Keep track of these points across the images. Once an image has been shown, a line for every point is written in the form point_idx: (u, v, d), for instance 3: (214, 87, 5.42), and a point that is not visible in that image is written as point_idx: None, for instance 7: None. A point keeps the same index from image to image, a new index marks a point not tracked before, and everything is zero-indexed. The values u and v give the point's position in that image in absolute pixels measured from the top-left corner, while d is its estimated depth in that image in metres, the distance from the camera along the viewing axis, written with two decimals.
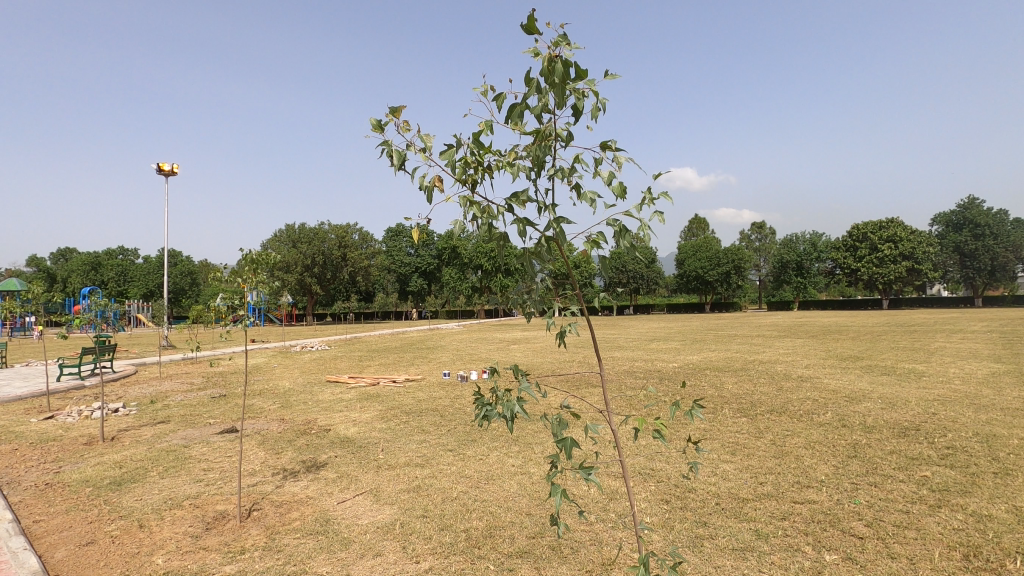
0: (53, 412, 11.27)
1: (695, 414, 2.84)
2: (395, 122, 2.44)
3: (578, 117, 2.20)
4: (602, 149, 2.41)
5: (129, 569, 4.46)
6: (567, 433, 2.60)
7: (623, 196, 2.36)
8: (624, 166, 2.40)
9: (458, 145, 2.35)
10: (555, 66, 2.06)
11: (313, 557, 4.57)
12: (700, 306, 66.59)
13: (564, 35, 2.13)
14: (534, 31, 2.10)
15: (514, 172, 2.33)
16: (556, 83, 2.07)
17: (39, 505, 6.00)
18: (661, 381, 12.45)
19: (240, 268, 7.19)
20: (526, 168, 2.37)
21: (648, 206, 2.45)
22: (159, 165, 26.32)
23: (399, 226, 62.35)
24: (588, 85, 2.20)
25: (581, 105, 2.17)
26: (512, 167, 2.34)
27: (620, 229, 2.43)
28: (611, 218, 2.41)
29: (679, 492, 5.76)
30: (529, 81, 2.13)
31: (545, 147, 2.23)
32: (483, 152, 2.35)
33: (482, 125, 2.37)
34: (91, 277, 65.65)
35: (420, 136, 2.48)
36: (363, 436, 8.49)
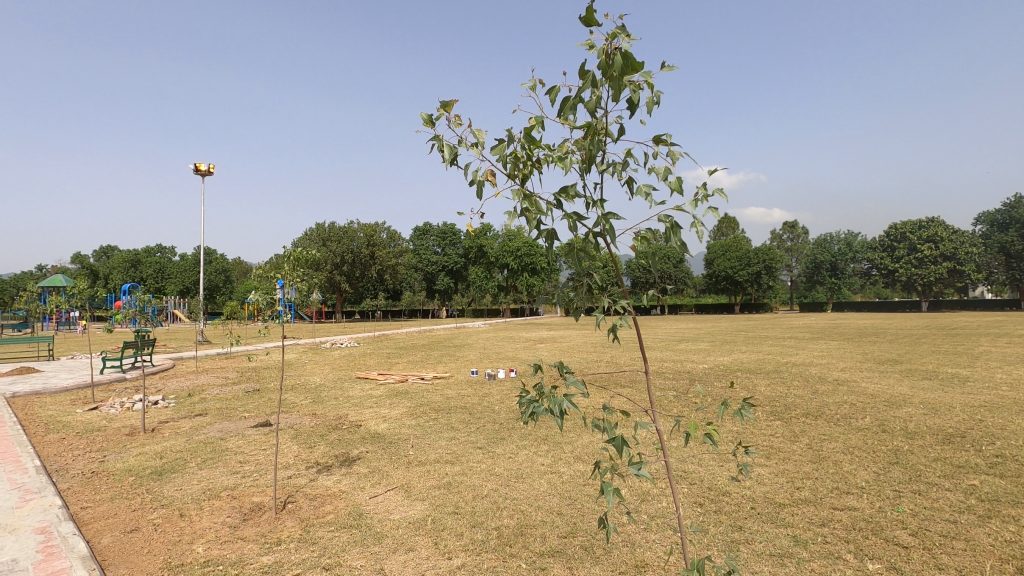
0: (96, 403, 11.72)
1: (748, 415, 2.79)
2: (447, 117, 2.44)
3: (634, 111, 2.16)
4: (656, 142, 2.35)
5: (171, 557, 4.60)
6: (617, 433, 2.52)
7: (677, 190, 2.27)
8: (679, 160, 2.33)
9: (510, 140, 2.32)
10: (615, 59, 2.01)
11: (347, 550, 4.63)
12: (729, 306, 65.19)
13: (622, 27, 2.09)
14: (592, 22, 2.06)
15: (565, 165, 2.30)
16: (614, 77, 2.01)
17: (86, 492, 6.25)
18: (690, 382, 12.27)
19: (281, 264, 7.40)
20: (578, 163, 2.34)
21: (702, 202, 2.35)
22: (196, 166, 27.10)
23: (427, 226, 62.96)
24: (644, 77, 2.13)
25: (636, 99, 2.13)
26: (563, 162, 2.31)
27: (671, 225, 2.34)
28: (663, 216, 2.33)
29: (713, 495, 5.66)
30: (584, 72, 2.10)
31: (599, 141, 2.19)
32: (534, 148, 2.33)
33: (533, 120, 2.34)
34: (130, 274, 68.01)
35: (471, 130, 2.48)
36: (393, 432, 8.59)
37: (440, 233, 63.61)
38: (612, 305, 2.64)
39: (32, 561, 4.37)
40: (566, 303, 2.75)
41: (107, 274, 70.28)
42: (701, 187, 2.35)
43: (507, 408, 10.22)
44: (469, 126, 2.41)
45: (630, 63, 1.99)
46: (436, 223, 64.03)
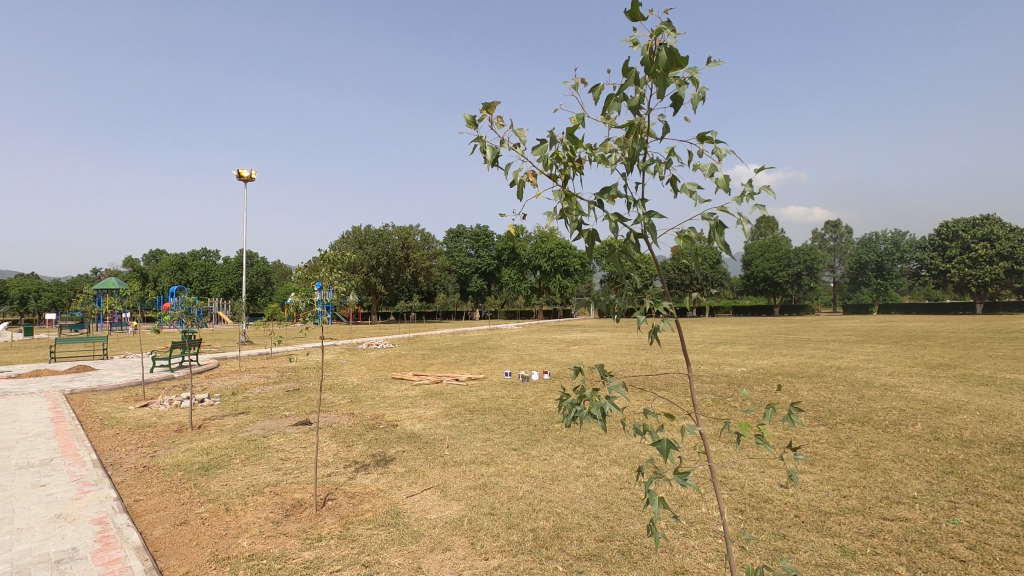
0: (147, 400, 12.24)
1: (798, 417, 2.69)
2: (489, 118, 2.47)
3: (679, 107, 2.14)
4: (701, 140, 2.30)
5: (218, 550, 4.75)
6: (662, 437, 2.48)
7: (723, 188, 2.23)
8: (724, 157, 2.28)
9: (551, 140, 2.33)
10: (660, 55, 1.99)
11: (385, 548, 4.70)
12: (768, 308, 63.58)
13: (667, 22, 2.07)
14: (638, 17, 2.04)
15: (607, 165, 2.29)
16: (659, 73, 1.99)
17: (139, 485, 6.53)
18: (729, 386, 11.98)
19: (318, 266, 7.54)
20: (620, 163, 2.32)
21: (747, 201, 2.29)
22: (239, 172, 28.03)
23: (460, 228, 63.60)
24: (689, 72, 2.10)
25: (681, 95, 2.10)
26: (605, 161, 2.30)
27: (715, 224, 2.30)
28: (708, 214, 2.29)
29: (754, 502, 5.51)
30: (627, 69, 2.09)
31: (642, 139, 2.17)
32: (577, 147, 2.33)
33: (575, 119, 2.34)
34: (178, 277, 70.93)
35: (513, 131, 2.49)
36: (428, 432, 8.70)
37: (473, 236, 64.52)
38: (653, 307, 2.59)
39: (90, 550, 4.60)
40: (609, 305, 2.72)
41: (156, 276, 73.40)
42: (749, 184, 2.30)
43: (541, 410, 10.22)
44: (511, 127, 2.43)
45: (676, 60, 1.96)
46: (469, 225, 64.56)
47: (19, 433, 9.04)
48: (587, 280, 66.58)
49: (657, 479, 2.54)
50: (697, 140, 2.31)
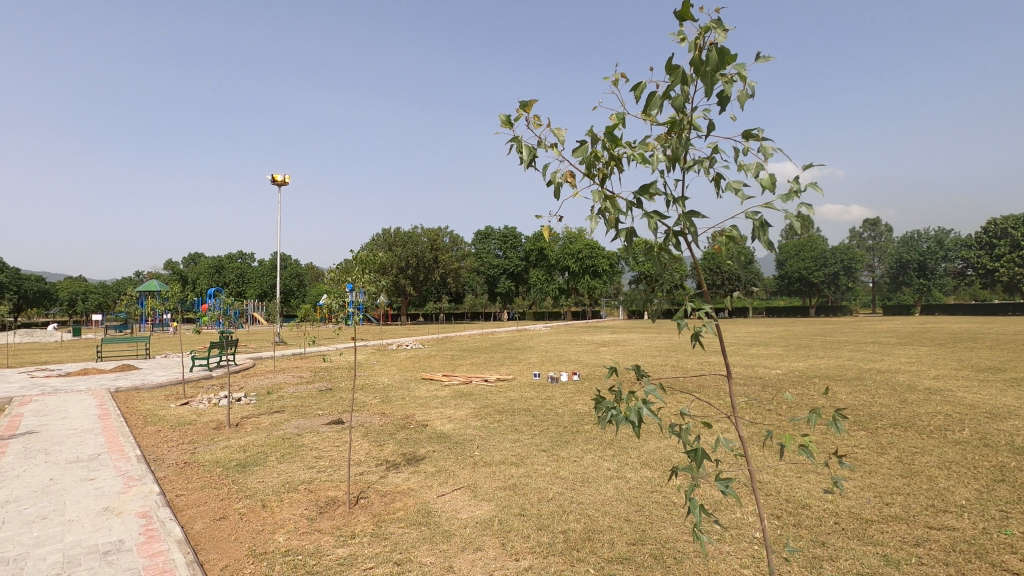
0: (187, 399, 12.66)
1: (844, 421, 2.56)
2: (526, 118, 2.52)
3: (725, 104, 2.22)
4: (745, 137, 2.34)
5: (256, 545, 4.87)
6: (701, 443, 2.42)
7: (768, 186, 2.25)
8: (770, 155, 2.31)
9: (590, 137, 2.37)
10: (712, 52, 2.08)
11: (417, 547, 4.74)
12: (804, 309, 61.90)
13: (716, 21, 2.12)
14: (688, 15, 2.10)
15: (647, 163, 2.32)
16: (708, 71, 2.04)
17: (180, 481, 6.76)
18: (763, 388, 11.73)
19: (350, 267, 7.67)
20: (661, 161, 2.36)
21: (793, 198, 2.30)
22: (273, 176, 28.73)
23: (488, 230, 63.92)
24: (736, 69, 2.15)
25: (728, 92, 2.19)
26: (646, 159, 2.33)
27: (758, 222, 2.32)
28: (750, 211, 2.34)
29: (791, 508, 5.37)
30: (674, 66, 2.19)
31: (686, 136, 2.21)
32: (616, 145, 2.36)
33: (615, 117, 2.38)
34: (216, 279, 73.19)
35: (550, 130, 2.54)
36: (458, 432, 8.75)
37: (501, 237, 64.86)
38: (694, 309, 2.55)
39: (136, 542, 4.77)
40: (646, 305, 2.71)
41: (195, 278, 75.87)
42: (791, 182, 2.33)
43: (571, 411, 10.18)
44: (549, 126, 2.48)
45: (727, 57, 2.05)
46: (497, 227, 64.82)
47: (69, 429, 9.44)
48: (616, 280, 66.11)
49: (696, 485, 2.48)
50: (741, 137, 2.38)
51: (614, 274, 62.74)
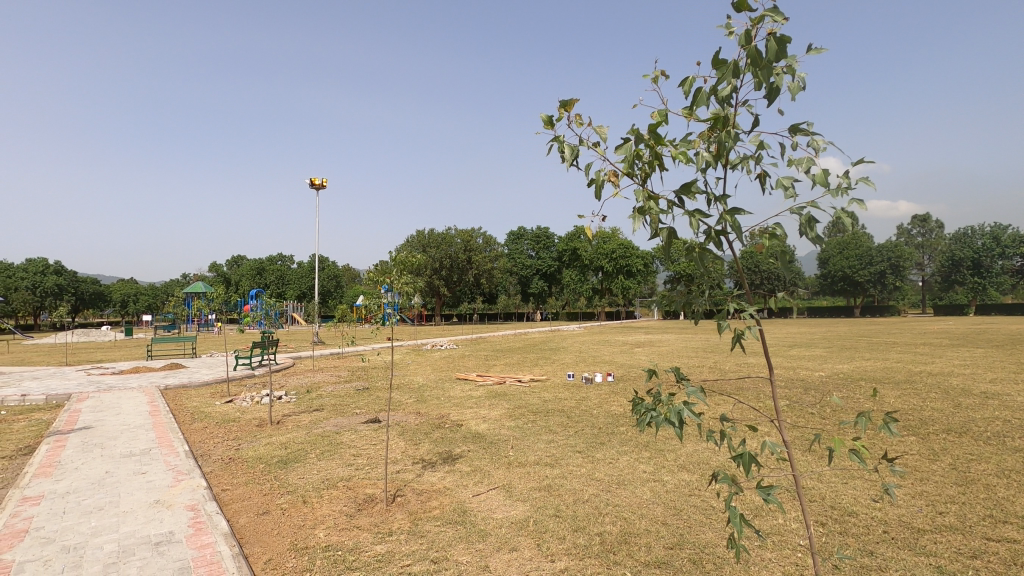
0: (231, 396, 13.10)
1: (895, 425, 2.44)
2: (568, 117, 2.54)
3: (774, 96, 2.19)
4: (795, 132, 2.32)
5: (297, 540, 5.00)
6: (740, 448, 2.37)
7: (818, 181, 2.22)
8: (821, 149, 2.28)
9: (633, 137, 2.37)
10: (764, 45, 2.06)
11: (453, 545, 4.79)
12: (848, 309, 59.71)
13: (771, 12, 2.12)
14: (740, 9, 2.11)
15: (692, 160, 2.31)
16: (761, 64, 2.05)
17: (226, 476, 7.01)
18: (805, 391, 11.36)
19: (390, 268, 7.79)
20: (706, 159, 2.35)
21: (844, 195, 2.25)
22: (311, 180, 29.44)
23: (521, 230, 64.01)
24: (789, 61, 2.14)
25: (778, 85, 2.17)
26: (691, 157, 2.32)
27: (806, 219, 2.28)
28: (796, 208, 2.31)
29: (836, 515, 5.19)
30: (723, 61, 2.19)
31: (733, 133, 2.21)
32: (659, 143, 2.36)
33: (660, 115, 2.39)
34: (257, 281, 75.58)
35: (592, 130, 2.56)
36: (493, 432, 8.79)
37: (534, 237, 64.74)
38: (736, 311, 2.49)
39: (185, 534, 4.97)
40: (686, 307, 2.67)
41: (238, 280, 78.52)
42: (841, 179, 2.28)
43: (605, 412, 10.08)
44: (591, 125, 2.50)
45: (779, 50, 2.03)
46: (530, 227, 64.74)
47: (123, 424, 9.90)
48: (650, 280, 65.19)
49: (736, 493, 2.41)
50: (790, 131, 2.35)
51: (648, 273, 61.90)
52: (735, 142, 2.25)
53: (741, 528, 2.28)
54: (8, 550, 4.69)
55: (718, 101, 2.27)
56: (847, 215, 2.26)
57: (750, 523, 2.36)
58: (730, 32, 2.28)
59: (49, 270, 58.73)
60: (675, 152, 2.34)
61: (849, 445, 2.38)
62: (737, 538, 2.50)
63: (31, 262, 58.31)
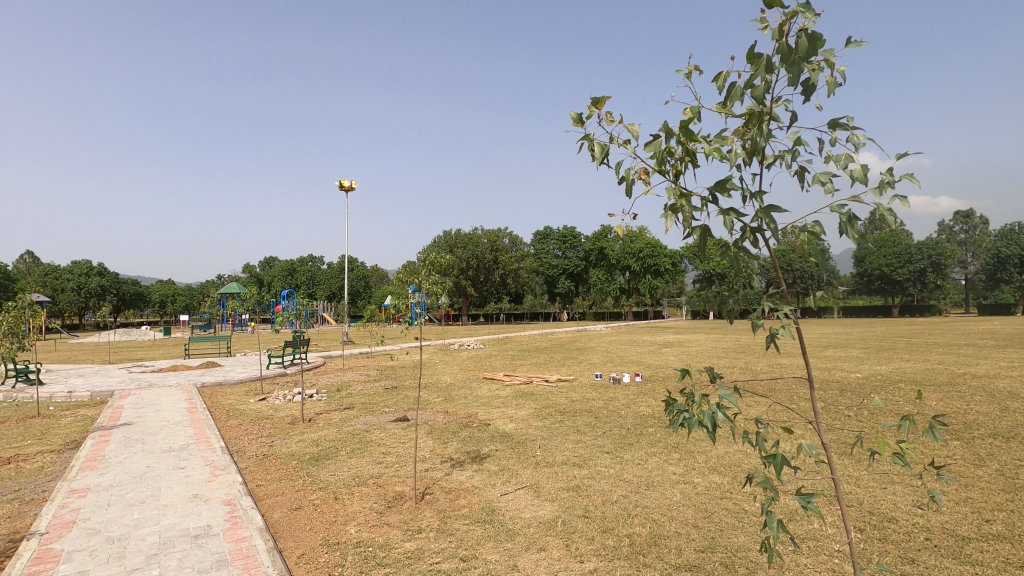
0: (265, 394, 13.42)
1: (941, 430, 2.34)
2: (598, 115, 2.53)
3: (811, 92, 2.14)
4: (832, 128, 2.27)
5: (329, 535, 5.09)
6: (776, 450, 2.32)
7: (857, 177, 2.17)
8: (860, 145, 2.23)
9: (665, 134, 2.35)
10: (798, 40, 2.01)
11: (481, 544, 4.81)
12: (886, 309, 57.78)
13: (805, 7, 2.07)
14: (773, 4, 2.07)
15: (726, 157, 2.28)
16: (795, 61, 2.01)
17: (260, 472, 7.18)
18: (841, 393, 11.04)
19: (420, 268, 7.87)
20: (739, 155, 2.32)
21: (886, 191, 2.19)
22: (341, 182, 29.89)
23: (547, 230, 63.88)
24: (825, 56, 2.08)
25: (814, 80, 2.12)
26: (725, 155, 2.29)
27: (845, 216, 2.22)
28: (836, 206, 2.26)
29: (875, 521, 5.03)
30: (757, 56, 2.15)
31: (767, 129, 2.17)
32: (692, 140, 2.33)
33: (692, 112, 2.36)
34: (289, 282, 77.26)
35: (622, 127, 2.54)
36: (520, 432, 8.80)
37: (560, 236, 64.40)
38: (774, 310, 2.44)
39: (222, 527, 5.11)
40: (721, 306, 2.62)
41: (271, 281, 80.37)
42: (884, 174, 2.22)
43: (634, 413, 9.97)
44: (621, 123, 2.48)
45: (814, 45, 1.98)
46: (556, 227, 64.40)
47: (162, 421, 10.23)
48: (679, 280, 64.24)
49: (772, 497, 2.36)
50: (829, 127, 2.30)
51: (676, 272, 61.00)
52: (769, 138, 2.21)
53: (778, 534, 2.23)
54: (58, 540, 4.90)
55: (752, 98, 2.23)
56: (890, 212, 2.20)
57: (786, 528, 2.30)
58: (764, 26, 2.23)
59: (93, 272, 61.11)
60: (708, 149, 2.30)
61: (891, 451, 2.30)
62: (772, 543, 2.44)
63: (76, 265, 60.72)
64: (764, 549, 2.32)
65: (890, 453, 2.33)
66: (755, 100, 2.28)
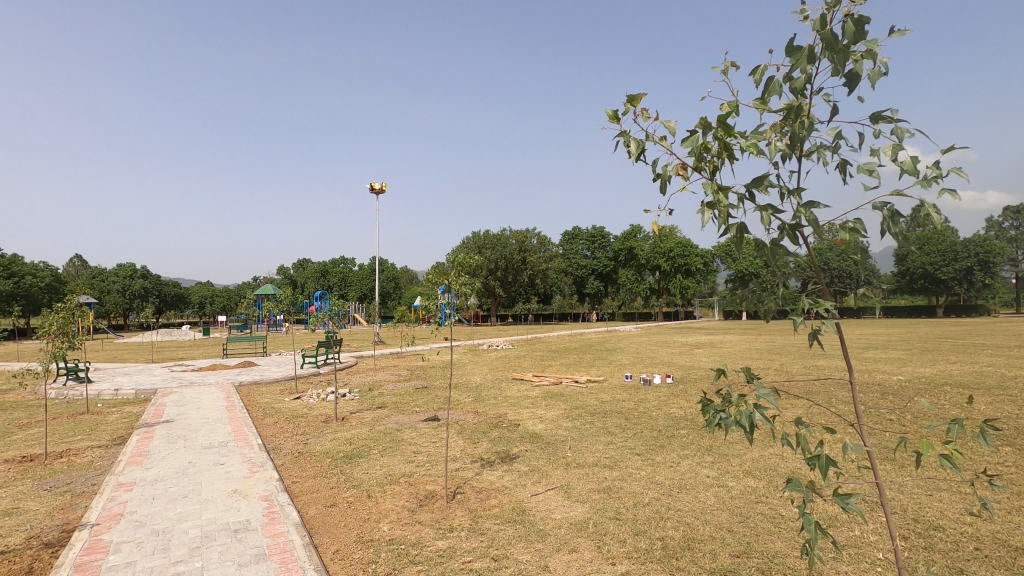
0: (299, 393, 13.72)
1: (992, 434, 2.24)
2: (634, 112, 2.53)
3: (854, 83, 2.09)
4: (876, 120, 2.21)
5: (363, 532, 5.19)
6: (816, 452, 2.26)
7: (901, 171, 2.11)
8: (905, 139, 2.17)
9: (701, 130, 2.33)
10: (840, 28, 1.97)
11: (513, 544, 4.83)
12: (930, 309, 55.55)
13: None
14: None
15: (765, 152, 2.25)
16: (839, 48, 1.97)
17: (296, 469, 7.36)
18: (883, 396, 10.67)
19: (449, 269, 7.94)
20: (779, 150, 2.28)
21: (933, 185, 2.13)
22: (372, 185, 30.36)
23: (575, 231, 63.64)
24: (868, 45, 2.04)
25: (858, 71, 2.07)
26: (764, 150, 2.26)
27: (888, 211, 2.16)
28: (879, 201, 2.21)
29: (920, 529, 4.86)
30: (798, 48, 2.12)
31: (809, 120, 2.13)
32: (729, 135, 2.30)
33: (729, 107, 2.34)
34: (321, 283, 78.91)
35: (659, 123, 2.53)
36: (550, 432, 8.79)
37: (589, 237, 63.90)
38: (813, 308, 2.38)
39: (260, 522, 5.25)
40: (759, 306, 2.57)
41: (304, 283, 82.22)
42: (931, 168, 2.15)
43: (665, 415, 9.84)
44: (658, 119, 2.48)
45: (857, 33, 1.94)
46: (585, 227, 63.92)
47: (203, 418, 10.56)
48: (710, 280, 63.18)
49: (811, 501, 2.30)
50: (872, 119, 2.24)
51: (708, 272, 59.94)
52: (810, 131, 2.17)
53: (817, 536, 2.17)
54: (108, 531, 5.11)
55: (792, 90, 2.20)
56: (937, 207, 2.13)
57: (827, 532, 2.25)
58: (805, 17, 2.20)
59: (137, 274, 63.60)
60: (745, 143, 2.27)
61: (936, 453, 2.23)
62: (811, 548, 2.38)
63: (121, 267, 63.15)
64: (803, 552, 2.26)
65: (935, 454, 2.26)
66: (794, 93, 2.25)
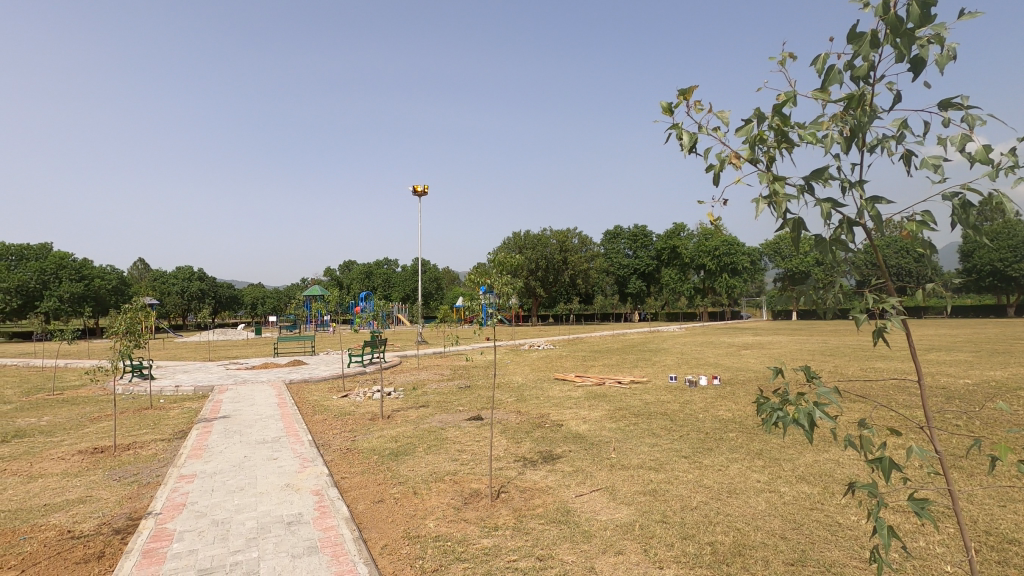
0: (346, 392, 14.10)
1: None
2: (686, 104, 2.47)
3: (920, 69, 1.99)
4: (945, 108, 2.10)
5: (410, 528, 5.29)
6: (883, 454, 2.15)
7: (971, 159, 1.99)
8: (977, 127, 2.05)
9: (757, 121, 2.26)
10: (907, 11, 1.88)
11: (558, 544, 4.81)
12: (999, 309, 52.01)
13: None
14: None
15: (823, 144, 2.16)
16: (905, 31, 1.87)
17: (344, 464, 7.56)
18: (947, 400, 10.08)
19: (491, 269, 7.99)
20: (838, 142, 2.19)
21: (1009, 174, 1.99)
22: (415, 187, 30.85)
23: (617, 230, 62.90)
24: (936, 28, 1.93)
25: (926, 56, 1.96)
26: (823, 141, 2.18)
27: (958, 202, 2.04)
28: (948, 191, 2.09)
29: (993, 542, 4.56)
30: (861, 34, 2.03)
31: (872, 108, 2.03)
32: (786, 125, 2.22)
33: (786, 97, 2.26)
34: (366, 284, 80.85)
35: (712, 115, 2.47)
36: (593, 433, 8.72)
37: (631, 236, 61.90)
38: (877, 305, 2.28)
39: (311, 516, 5.43)
40: (818, 303, 2.46)
41: (350, 284, 84.42)
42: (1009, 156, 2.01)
43: (712, 417, 9.60)
44: (711, 111, 2.42)
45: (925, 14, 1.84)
46: (626, 226, 62.96)
47: (257, 414, 11.00)
48: (758, 279, 61.22)
49: (879, 505, 2.19)
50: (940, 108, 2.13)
51: (755, 271, 58.14)
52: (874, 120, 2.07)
53: (887, 541, 2.08)
54: (172, 520, 5.39)
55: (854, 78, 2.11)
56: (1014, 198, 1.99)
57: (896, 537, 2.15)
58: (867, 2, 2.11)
59: (195, 277, 66.82)
60: (803, 134, 2.19)
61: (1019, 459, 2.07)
62: (880, 552, 2.26)
63: (180, 270, 66.42)
64: (871, 555, 2.16)
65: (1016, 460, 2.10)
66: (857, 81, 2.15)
